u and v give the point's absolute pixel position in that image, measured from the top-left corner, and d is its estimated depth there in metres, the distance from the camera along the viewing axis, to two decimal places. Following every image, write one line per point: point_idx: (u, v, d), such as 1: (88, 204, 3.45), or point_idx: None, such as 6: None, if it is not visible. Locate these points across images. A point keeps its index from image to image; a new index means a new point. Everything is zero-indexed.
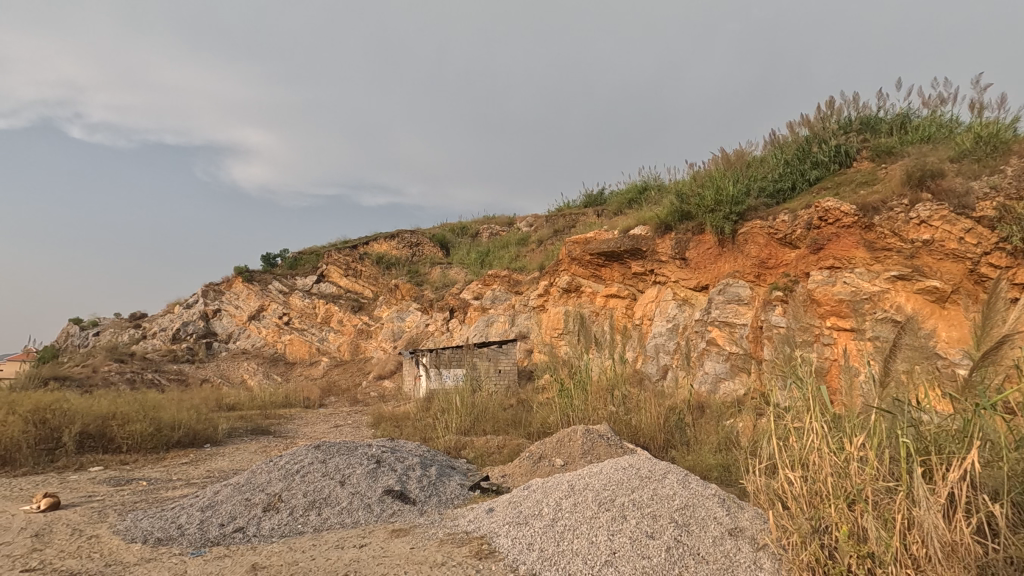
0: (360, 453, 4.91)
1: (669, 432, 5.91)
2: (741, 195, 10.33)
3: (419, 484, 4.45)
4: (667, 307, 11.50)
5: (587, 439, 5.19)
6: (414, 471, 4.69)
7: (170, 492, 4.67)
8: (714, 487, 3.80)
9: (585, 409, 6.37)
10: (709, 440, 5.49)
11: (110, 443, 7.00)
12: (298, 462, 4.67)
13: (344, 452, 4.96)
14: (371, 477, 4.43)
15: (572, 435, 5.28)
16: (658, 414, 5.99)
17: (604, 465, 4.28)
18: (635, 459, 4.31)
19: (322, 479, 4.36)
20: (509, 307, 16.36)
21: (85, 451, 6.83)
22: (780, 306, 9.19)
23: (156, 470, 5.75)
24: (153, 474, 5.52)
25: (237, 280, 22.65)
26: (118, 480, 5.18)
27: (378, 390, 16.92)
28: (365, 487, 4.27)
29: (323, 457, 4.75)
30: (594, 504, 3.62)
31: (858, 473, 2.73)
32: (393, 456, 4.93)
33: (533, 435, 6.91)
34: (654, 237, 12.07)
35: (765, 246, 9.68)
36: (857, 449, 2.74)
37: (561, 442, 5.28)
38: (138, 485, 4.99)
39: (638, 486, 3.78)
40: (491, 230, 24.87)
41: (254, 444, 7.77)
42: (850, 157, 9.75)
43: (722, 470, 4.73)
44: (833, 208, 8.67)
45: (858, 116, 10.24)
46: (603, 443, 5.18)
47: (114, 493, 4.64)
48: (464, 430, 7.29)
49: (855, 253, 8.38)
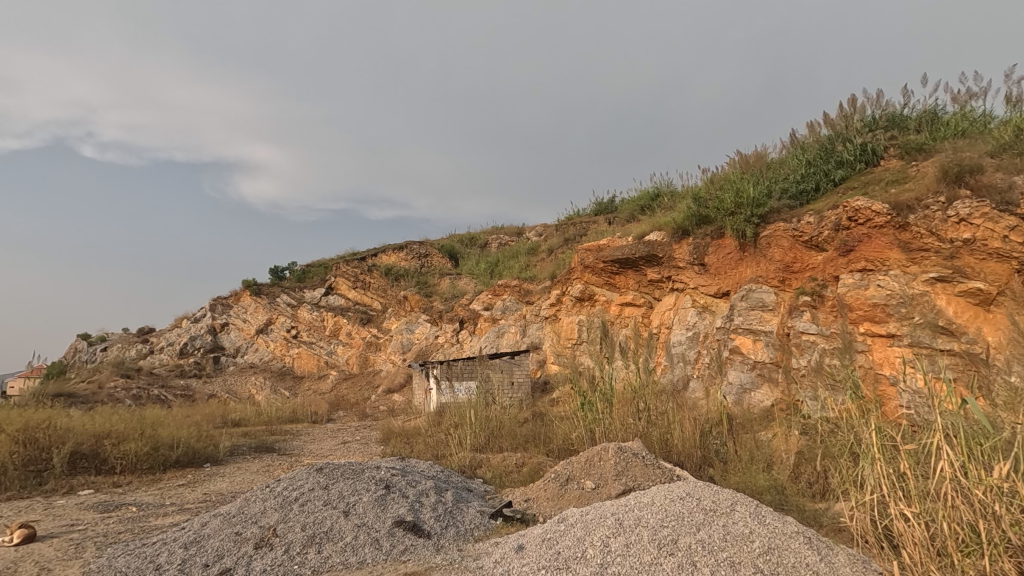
0: (366, 477, 4.50)
1: (707, 449, 5.46)
2: (762, 196, 9.92)
3: (433, 513, 4.04)
4: (686, 314, 11.06)
5: (620, 458, 4.74)
6: (429, 498, 4.27)
7: (160, 520, 4.29)
8: (793, 522, 3.37)
9: (610, 422, 5.93)
10: (751, 456, 5.04)
11: (103, 464, 6.66)
12: (297, 489, 4.28)
13: (349, 475, 4.56)
14: (380, 506, 4.02)
15: (603, 454, 4.84)
16: (693, 429, 5.53)
17: (655, 495, 3.84)
18: (694, 486, 3.89)
19: (324, 509, 3.97)
20: (520, 318, 15.97)
21: (78, 472, 6.51)
22: (808, 311, 8.74)
23: (150, 494, 5.35)
24: (147, 498, 5.13)
25: (245, 293, 22.45)
26: (107, 505, 4.81)
27: (388, 404, 16.56)
28: (373, 518, 3.87)
29: (326, 482, 4.36)
30: (652, 546, 3.19)
31: (1011, 508, 2.52)
32: (404, 481, 4.52)
33: (554, 452, 6.49)
34: (671, 242, 11.70)
35: (790, 249, 9.25)
36: (1008, 483, 2.50)
37: (591, 461, 4.84)
38: (127, 511, 4.60)
39: (703, 523, 3.34)
40: (500, 241, 24.54)
41: (257, 463, 7.42)
42: (877, 155, 9.33)
43: (773, 492, 4.23)
44: (863, 207, 8.25)
45: (883, 113, 9.85)
46: (637, 462, 4.71)
47: (100, 521, 4.26)
48: (478, 446, 6.90)
49: (889, 254, 7.93)
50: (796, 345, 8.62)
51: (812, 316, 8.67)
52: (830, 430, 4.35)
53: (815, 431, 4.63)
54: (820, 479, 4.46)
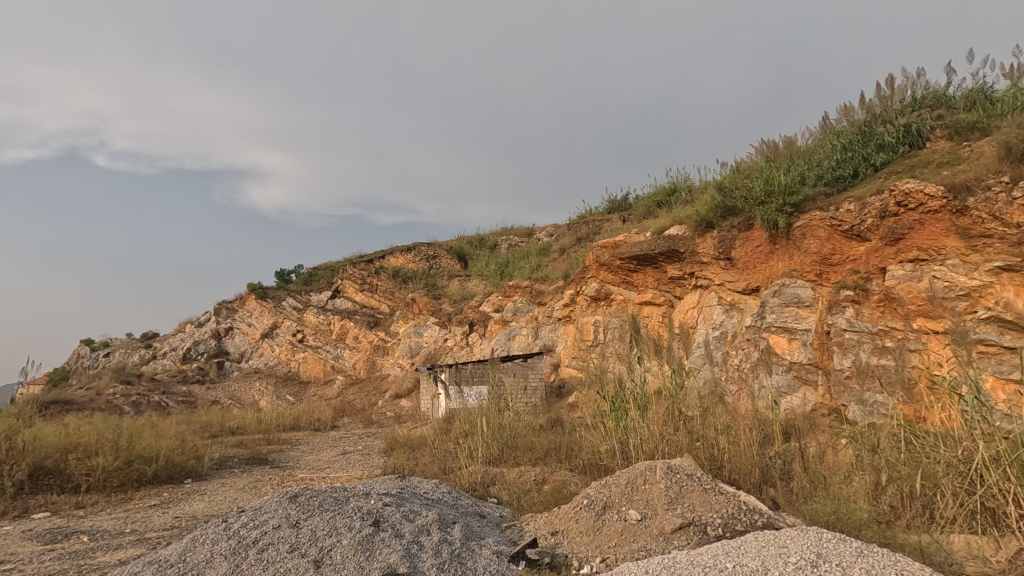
0: (351, 510, 3.81)
1: (763, 464, 4.67)
2: (795, 183, 9.16)
3: (436, 560, 3.28)
4: (712, 313, 10.31)
5: (672, 482, 4.01)
6: (428, 537, 3.55)
7: (107, 557, 3.62)
8: None
9: (646, 432, 5.16)
10: (814, 475, 4.27)
11: (68, 480, 6.06)
12: (259, 528, 3.61)
13: (328, 507, 3.87)
14: (365, 552, 3.30)
15: (650, 476, 4.12)
16: (749, 439, 4.76)
17: (763, 556, 2.97)
18: (820, 547, 3.01)
19: (290, 557, 3.27)
20: (532, 319, 15.25)
21: (39, 491, 5.93)
22: (851, 307, 7.94)
23: (110, 518, 4.69)
24: (105, 523, 4.48)
25: (250, 297, 21.93)
26: (55, 533, 4.19)
27: (395, 410, 15.96)
28: (354, 571, 3.12)
29: (298, 518, 3.69)
30: None
31: None
32: (399, 514, 3.82)
33: (576, 467, 5.79)
34: (693, 236, 10.99)
35: (827, 240, 8.52)
36: None
37: (634, 485, 4.14)
38: (76, 542, 3.95)
39: None
40: (510, 243, 23.83)
41: (245, 477, 6.78)
42: (922, 137, 8.55)
43: (875, 528, 3.32)
44: (914, 190, 7.47)
45: (926, 92, 9.08)
46: (694, 486, 3.98)
47: (33, 559, 3.61)
48: (491, 459, 6.23)
49: (945, 241, 7.14)
50: (838, 345, 7.84)
51: (855, 312, 7.86)
52: (931, 446, 3.65)
53: (899, 449, 3.90)
54: (904, 504, 3.62)
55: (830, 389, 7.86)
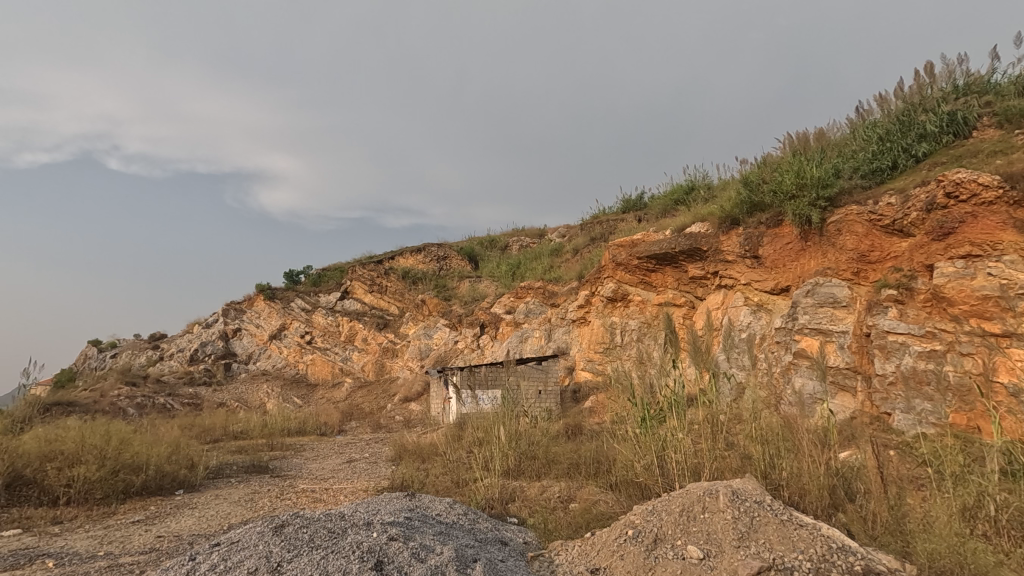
0: (346, 547, 3.35)
1: (831, 485, 4.10)
2: (830, 175, 8.59)
3: None
4: (739, 314, 9.76)
5: (739, 513, 3.52)
6: None
7: None
8: None
9: (685, 446, 4.62)
10: (895, 500, 3.73)
11: (45, 492, 5.74)
12: (234, 570, 3.16)
13: (319, 544, 3.42)
14: None
15: (712, 504, 3.64)
16: (813, 453, 4.20)
17: None
18: None
19: None
20: (545, 321, 14.76)
21: (16, 503, 5.60)
22: (893, 308, 7.32)
23: (86, 537, 4.32)
24: (78, 544, 4.10)
25: (258, 298, 21.62)
26: (18, 557, 3.80)
27: (404, 414, 15.54)
28: None
29: (280, 560, 3.23)
30: None
31: None
32: (404, 551, 3.33)
33: (602, 481, 5.30)
34: (717, 233, 10.46)
35: (865, 236, 7.97)
36: None
37: (691, 514, 3.66)
38: (38, 570, 3.54)
39: None
40: (521, 243, 23.42)
41: (242, 489, 6.34)
42: (969, 125, 7.95)
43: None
44: (966, 180, 6.90)
45: (971, 79, 8.49)
46: (771, 519, 3.46)
47: None
48: (508, 471, 5.75)
49: (1001, 235, 6.52)
50: (879, 348, 7.19)
51: (898, 313, 7.22)
52: None
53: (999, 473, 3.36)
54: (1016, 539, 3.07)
55: (870, 396, 7.20)
